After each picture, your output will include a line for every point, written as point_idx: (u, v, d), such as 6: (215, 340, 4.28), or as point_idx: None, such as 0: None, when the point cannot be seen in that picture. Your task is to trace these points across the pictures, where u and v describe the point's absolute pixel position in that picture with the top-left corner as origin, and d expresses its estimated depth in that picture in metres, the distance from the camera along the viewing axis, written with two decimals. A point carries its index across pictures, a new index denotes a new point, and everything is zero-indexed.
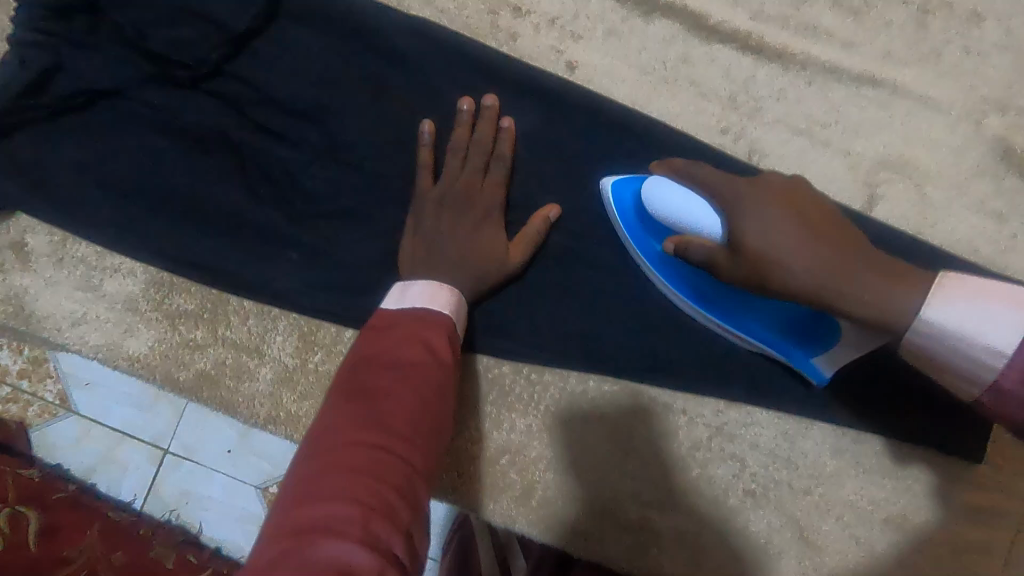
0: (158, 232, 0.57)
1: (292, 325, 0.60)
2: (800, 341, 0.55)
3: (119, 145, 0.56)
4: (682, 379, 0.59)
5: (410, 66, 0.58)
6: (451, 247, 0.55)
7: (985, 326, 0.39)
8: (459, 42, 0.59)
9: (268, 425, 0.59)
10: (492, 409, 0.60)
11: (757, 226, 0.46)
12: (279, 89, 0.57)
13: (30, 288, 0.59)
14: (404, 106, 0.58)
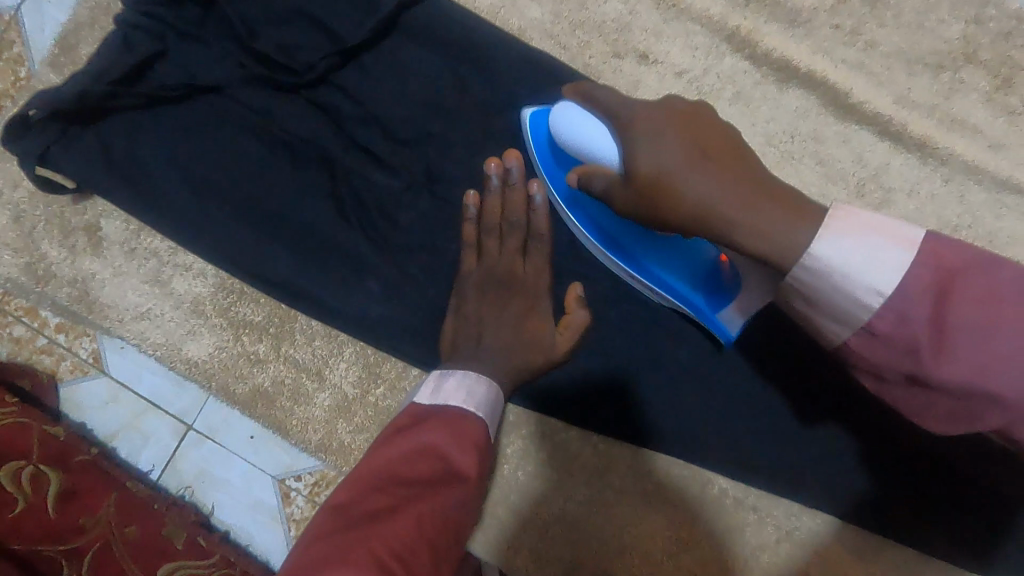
0: (235, 238, 0.54)
1: (357, 353, 0.57)
2: (705, 290, 0.50)
3: (210, 143, 0.54)
4: (765, 480, 0.54)
5: (521, 100, 0.55)
6: (493, 333, 0.48)
7: (868, 261, 0.33)
8: (578, 83, 0.55)
9: (318, 454, 0.57)
10: (553, 473, 0.57)
11: (653, 151, 0.39)
12: (383, 108, 0.55)
13: (98, 274, 0.57)
14: (511, 142, 0.55)
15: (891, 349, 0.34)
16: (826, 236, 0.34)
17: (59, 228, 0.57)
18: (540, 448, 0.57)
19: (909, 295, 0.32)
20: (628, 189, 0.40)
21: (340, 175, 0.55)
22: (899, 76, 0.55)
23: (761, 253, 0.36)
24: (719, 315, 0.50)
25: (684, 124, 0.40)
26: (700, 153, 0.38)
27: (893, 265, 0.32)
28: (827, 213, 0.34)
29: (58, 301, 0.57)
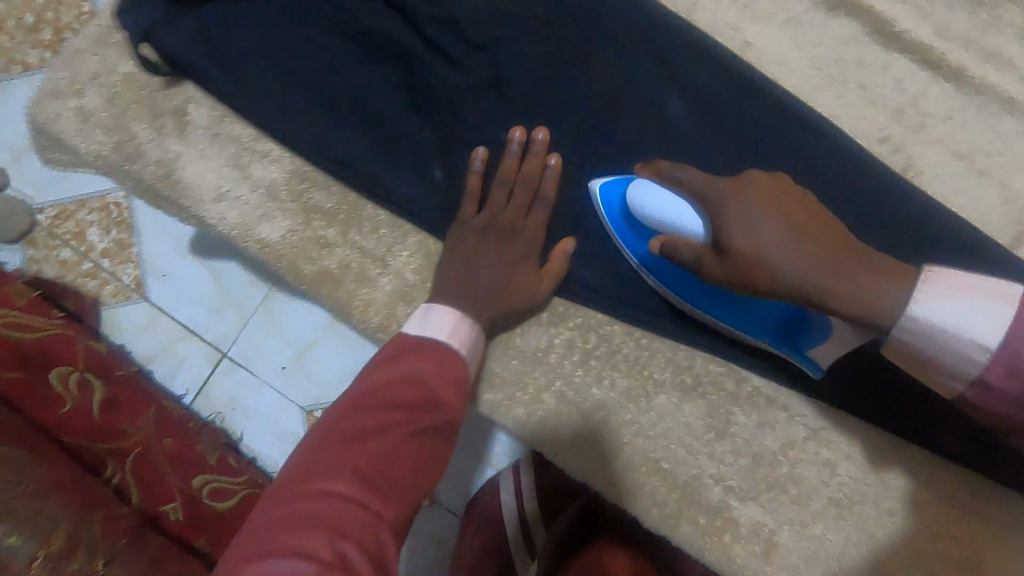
0: (317, 126, 0.59)
1: (419, 242, 0.61)
2: (787, 338, 0.55)
3: (298, 36, 0.59)
4: (790, 375, 0.59)
5: (586, 13, 0.60)
6: (487, 282, 0.56)
7: (971, 318, 0.42)
8: (640, 1, 0.60)
9: (378, 334, 0.60)
10: (596, 363, 0.60)
11: (747, 232, 0.47)
12: (458, 10, 0.59)
13: (182, 156, 0.61)
14: (575, 50, 0.59)
15: (1013, 399, 0.42)
16: (921, 297, 0.43)
17: (149, 110, 0.61)
18: (586, 339, 0.60)
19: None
20: (722, 261, 0.48)
21: (419, 69, 0.59)
22: (939, 10, 0.59)
23: (855, 317, 0.45)
24: (806, 354, 0.55)
25: (770, 201, 0.48)
26: (795, 234, 0.46)
27: (999, 322, 0.41)
28: (918, 282, 0.44)
29: (143, 178, 0.61)
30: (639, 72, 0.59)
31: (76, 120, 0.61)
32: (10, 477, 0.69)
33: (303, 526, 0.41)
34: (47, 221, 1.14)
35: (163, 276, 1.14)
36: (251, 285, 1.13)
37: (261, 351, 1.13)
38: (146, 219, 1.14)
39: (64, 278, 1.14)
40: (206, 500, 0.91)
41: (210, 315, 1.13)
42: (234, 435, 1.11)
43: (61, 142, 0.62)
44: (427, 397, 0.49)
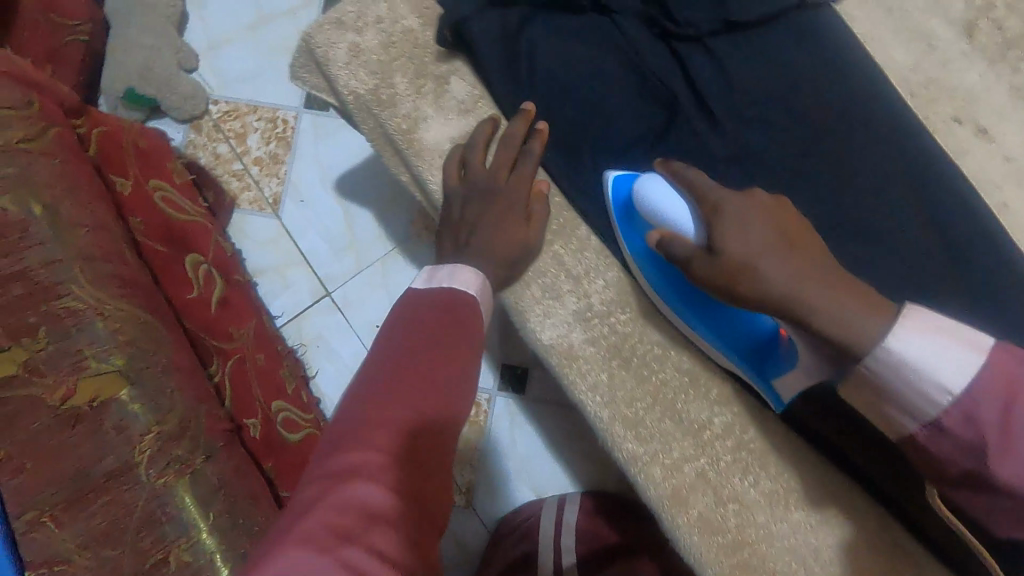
0: (573, 140, 0.66)
1: (619, 279, 0.66)
2: (757, 365, 0.62)
3: (590, 57, 0.65)
4: (934, 538, 0.61)
5: (854, 124, 0.65)
6: (578, 304, 0.65)
7: (940, 365, 0.46)
8: (907, 132, 0.65)
9: (555, 352, 0.65)
10: (746, 456, 0.64)
11: (738, 238, 0.55)
12: (743, 82, 0.65)
13: (429, 121, 0.64)
14: (838, 154, 0.64)
15: (950, 441, 0.47)
16: (901, 332, 0.48)
17: (415, 69, 0.64)
18: (746, 430, 0.64)
19: (981, 399, 0.45)
20: (712, 261, 0.56)
21: (682, 124, 0.65)
22: None
23: (839, 339, 0.50)
24: (773, 386, 0.62)
25: (766, 214, 0.57)
26: (779, 243, 0.55)
27: (965, 370, 0.46)
28: (902, 318, 0.49)
29: (387, 124, 0.64)
30: (886, 199, 0.64)
31: (347, 54, 0.64)
32: (148, 346, 0.73)
33: (363, 449, 0.45)
34: (217, 113, 1.19)
35: (300, 201, 1.17)
36: (376, 238, 1.16)
37: (362, 303, 1.15)
38: (305, 143, 1.18)
39: (213, 169, 1.18)
40: (278, 428, 0.94)
41: (328, 252, 1.16)
42: (309, 372, 1.14)
43: (323, 66, 0.65)
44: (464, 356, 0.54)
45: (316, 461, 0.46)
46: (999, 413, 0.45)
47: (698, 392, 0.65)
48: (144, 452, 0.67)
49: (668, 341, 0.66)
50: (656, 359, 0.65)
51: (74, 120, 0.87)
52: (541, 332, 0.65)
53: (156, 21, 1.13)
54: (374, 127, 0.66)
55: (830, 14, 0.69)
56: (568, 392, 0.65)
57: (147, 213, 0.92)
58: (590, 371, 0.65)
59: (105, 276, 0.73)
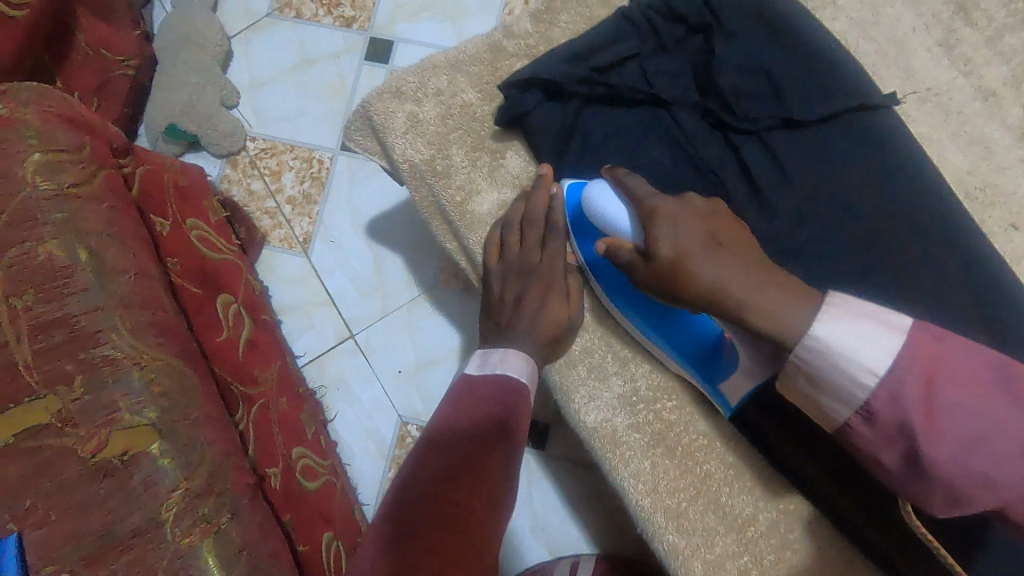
0: None
1: (664, 368, 0.75)
2: (701, 364, 0.71)
3: (650, 150, 0.73)
4: None
5: (902, 226, 0.69)
6: (624, 386, 0.74)
7: (857, 346, 0.55)
8: (953, 236, 0.69)
9: (604, 434, 0.73)
10: (791, 557, 0.70)
11: (669, 240, 0.64)
12: (799, 177, 0.71)
13: (481, 190, 0.75)
14: (889, 254, 0.69)
15: (884, 426, 0.55)
16: (823, 321, 0.57)
17: (472, 145, 0.75)
18: (791, 528, 0.71)
19: (904, 378, 0.54)
20: (651, 264, 0.65)
21: (734, 214, 0.71)
22: None
23: (771, 333, 0.60)
24: (718, 388, 0.70)
25: (697, 217, 0.66)
26: (708, 242, 0.64)
27: (885, 353, 0.55)
28: (822, 309, 0.58)
29: (439, 197, 0.75)
30: (932, 299, 0.68)
31: (406, 124, 0.74)
32: (181, 396, 0.72)
33: (433, 521, 0.53)
34: (254, 150, 1.20)
35: (330, 242, 1.18)
36: (403, 283, 1.16)
37: (385, 347, 1.15)
38: (337, 185, 1.19)
39: (246, 206, 1.19)
40: (298, 477, 0.92)
41: (355, 295, 1.16)
42: (328, 415, 1.13)
43: (383, 134, 0.74)
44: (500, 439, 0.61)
45: (389, 525, 0.55)
46: (921, 391, 0.53)
47: (742, 486, 0.72)
48: (171, 509, 0.65)
49: (713, 433, 0.73)
50: (701, 450, 0.73)
51: (121, 159, 0.87)
52: (586, 415, 0.73)
53: (204, 60, 1.15)
54: (426, 194, 0.76)
55: (891, 115, 0.73)
56: (612, 478, 0.72)
57: (182, 253, 0.91)
58: (636, 460, 0.72)
59: (144, 324, 0.72)
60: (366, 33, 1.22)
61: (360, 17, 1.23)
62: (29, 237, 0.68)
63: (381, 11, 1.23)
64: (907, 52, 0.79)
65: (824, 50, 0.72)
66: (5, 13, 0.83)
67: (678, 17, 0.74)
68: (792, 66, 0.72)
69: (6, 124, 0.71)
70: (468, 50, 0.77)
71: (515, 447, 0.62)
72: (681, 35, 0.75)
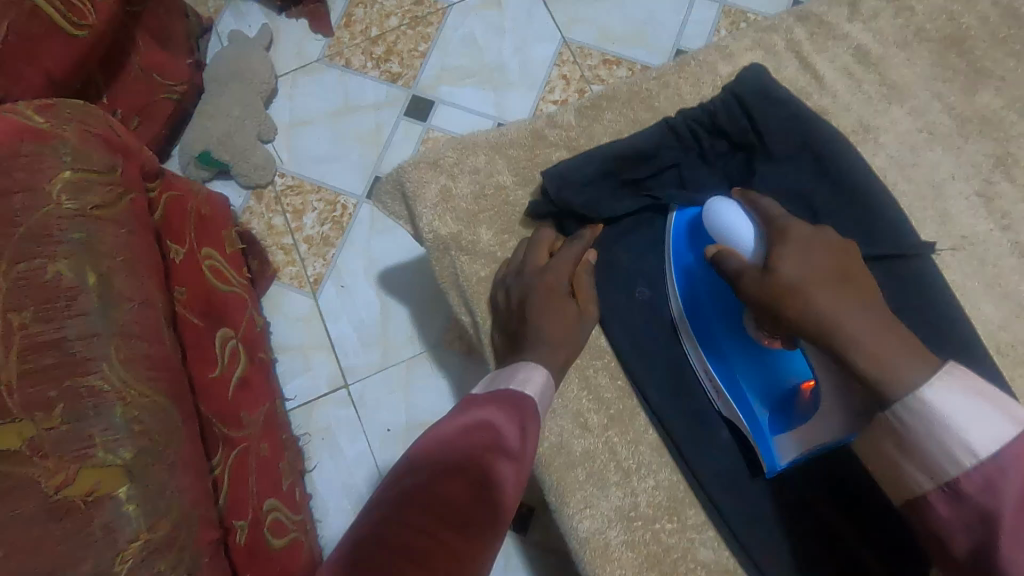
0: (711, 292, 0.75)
1: (666, 483, 0.75)
2: (770, 415, 0.73)
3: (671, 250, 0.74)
4: None
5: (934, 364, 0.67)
6: (621, 497, 0.74)
7: (971, 425, 0.54)
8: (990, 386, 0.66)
9: (596, 544, 0.72)
10: None
11: (796, 265, 0.64)
12: None
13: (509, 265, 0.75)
14: None
15: (969, 505, 0.54)
16: (935, 388, 0.56)
17: (501, 224, 0.77)
18: None
19: (1007, 470, 0.52)
20: (761, 282, 0.65)
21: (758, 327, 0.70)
22: None
23: (867, 367, 0.58)
24: (775, 441, 0.72)
25: (829, 253, 0.65)
26: (833, 274, 0.63)
27: (993, 436, 0.53)
28: (938, 376, 0.56)
29: (461, 270, 0.75)
30: None
31: (437, 195, 0.76)
32: (159, 437, 0.69)
33: (391, 547, 0.49)
34: (281, 186, 1.21)
35: (341, 286, 1.17)
36: (408, 338, 1.14)
37: (379, 402, 1.12)
38: (359, 231, 1.19)
39: (263, 240, 1.19)
40: (265, 531, 0.87)
41: (358, 342, 1.14)
42: (308, 464, 1.09)
43: (414, 202, 0.75)
44: (500, 481, 0.56)
45: (354, 540, 0.52)
46: (1020, 491, 0.52)
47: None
48: (125, 562, 0.61)
49: (712, 564, 0.73)
50: None
51: (149, 184, 0.88)
52: (580, 524, 0.73)
53: (250, 95, 1.19)
54: (447, 265, 0.76)
55: (929, 256, 0.71)
56: None
57: (191, 282, 0.90)
58: None
59: (138, 356, 0.70)
60: (409, 90, 1.26)
61: (406, 74, 1.27)
62: (41, 253, 0.66)
63: (427, 71, 1.27)
64: (943, 194, 0.80)
65: (868, 183, 0.72)
66: (65, 31, 0.85)
67: (721, 132, 0.75)
68: (828, 193, 0.72)
69: (42, 138, 0.72)
70: (511, 132, 0.79)
71: (511, 468, 0.58)
72: (722, 149, 0.76)
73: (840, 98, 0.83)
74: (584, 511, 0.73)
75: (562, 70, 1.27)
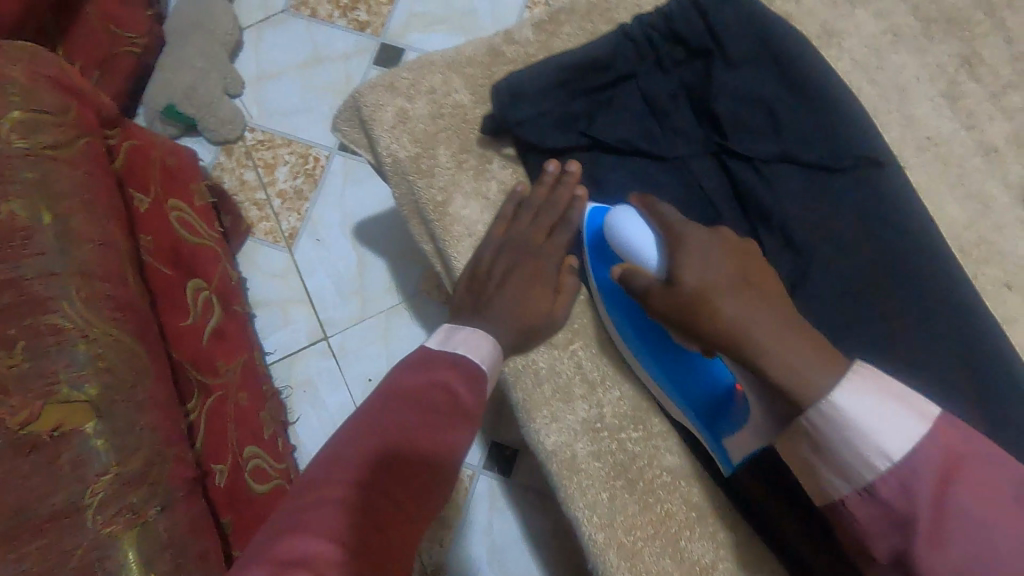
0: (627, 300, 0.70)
1: (633, 392, 0.71)
2: (709, 420, 0.67)
3: (636, 165, 0.72)
4: None
5: (902, 267, 0.66)
6: (586, 410, 0.70)
7: (877, 422, 0.47)
8: (956, 288, 0.66)
9: (560, 454, 0.69)
10: None
11: (699, 267, 0.59)
12: (787, 209, 0.69)
13: (466, 193, 0.74)
14: (885, 296, 0.66)
15: (884, 505, 0.48)
16: (845, 387, 0.49)
17: (458, 144, 0.74)
18: None
19: (918, 467, 0.46)
20: (671, 293, 0.59)
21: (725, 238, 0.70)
22: None
23: (783, 383, 0.52)
24: (723, 443, 0.65)
25: (733, 254, 0.60)
26: (736, 280, 0.58)
27: (904, 435, 0.47)
28: (847, 374, 0.50)
29: (418, 195, 0.73)
30: (923, 347, 0.65)
31: (394, 117, 0.74)
32: (127, 376, 0.69)
33: (327, 527, 0.46)
34: (251, 141, 1.19)
35: (316, 240, 1.15)
36: (386, 289, 1.14)
37: (358, 353, 1.12)
38: (332, 183, 1.17)
39: (235, 195, 1.17)
40: (246, 476, 0.88)
41: (336, 295, 1.13)
42: (291, 416, 1.09)
43: (370, 126, 0.74)
44: (454, 441, 0.54)
45: (289, 515, 0.48)
46: (933, 488, 0.46)
47: (703, 531, 0.67)
48: (97, 494, 0.61)
49: (679, 471, 0.69)
50: (666, 489, 0.68)
51: (107, 130, 0.85)
52: (546, 437, 0.70)
53: (213, 47, 1.15)
54: (407, 189, 0.74)
55: (895, 164, 0.70)
56: (567, 508, 0.68)
57: (158, 231, 0.89)
58: (590, 491, 0.68)
59: (100, 296, 0.69)
60: (378, 38, 1.23)
61: (373, 22, 1.23)
62: None
63: (395, 19, 1.23)
64: (911, 108, 0.79)
65: (835, 95, 0.71)
66: None
67: (681, 43, 0.72)
68: (794, 103, 0.71)
69: None
70: (470, 58, 0.77)
71: (464, 427, 0.56)
72: (681, 57, 0.73)
73: (809, 12, 0.81)
74: (550, 423, 0.70)
75: (533, 11, 1.24)
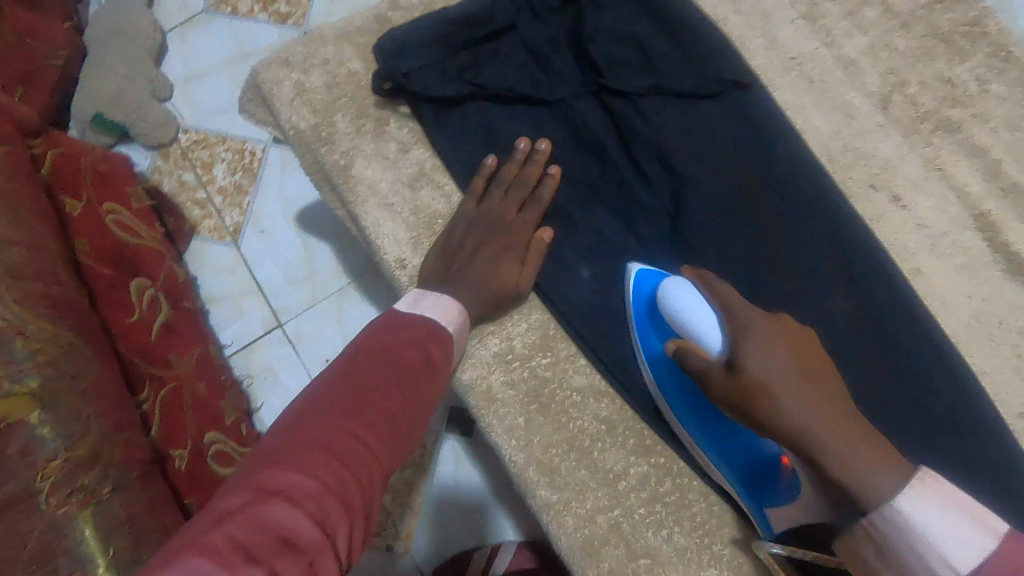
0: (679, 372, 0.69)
1: (540, 322, 0.75)
2: (753, 491, 0.67)
3: (528, 113, 0.76)
4: None
5: (769, 180, 0.73)
6: (497, 343, 0.74)
7: (957, 544, 0.48)
8: (820, 192, 0.73)
9: (476, 388, 0.73)
10: (662, 509, 0.70)
11: (762, 361, 0.58)
12: (667, 138, 0.75)
13: (366, 156, 0.77)
14: (755, 206, 0.73)
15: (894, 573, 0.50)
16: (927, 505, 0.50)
17: (356, 109, 0.77)
18: (661, 482, 0.71)
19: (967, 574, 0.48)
20: (731, 381, 0.59)
21: (613, 171, 0.76)
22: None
23: (849, 491, 0.52)
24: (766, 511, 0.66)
25: (781, 335, 0.60)
26: (802, 374, 0.58)
27: (961, 543, 0.48)
28: (912, 480, 0.51)
29: (323, 163, 0.77)
30: (793, 248, 0.72)
31: (292, 91, 0.77)
32: (67, 368, 0.71)
33: (305, 468, 0.48)
34: (186, 141, 1.21)
35: (260, 232, 1.18)
36: (335, 271, 1.17)
37: (315, 336, 1.15)
38: (270, 174, 1.20)
39: (177, 196, 1.19)
40: (208, 459, 0.91)
41: (285, 283, 1.16)
42: (255, 403, 1.12)
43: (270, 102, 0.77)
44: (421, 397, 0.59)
45: (261, 459, 0.49)
46: None
47: (613, 441, 0.72)
48: (47, 479, 0.64)
49: (587, 389, 0.73)
50: (576, 407, 0.73)
51: (32, 141, 0.90)
52: (462, 373, 0.73)
53: (135, 51, 1.16)
54: (313, 161, 0.78)
55: (759, 88, 0.76)
56: (488, 436, 0.73)
57: (95, 234, 0.93)
58: (507, 418, 0.72)
59: (33, 296, 0.72)
60: (301, 28, 1.24)
61: (294, 12, 1.25)
62: None
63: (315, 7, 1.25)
64: (783, 35, 0.84)
65: (698, 31, 0.76)
66: None
67: None
68: (662, 42, 0.76)
69: None
70: (363, 29, 0.80)
71: (431, 387, 0.60)
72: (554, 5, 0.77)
73: None
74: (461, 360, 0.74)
75: None
